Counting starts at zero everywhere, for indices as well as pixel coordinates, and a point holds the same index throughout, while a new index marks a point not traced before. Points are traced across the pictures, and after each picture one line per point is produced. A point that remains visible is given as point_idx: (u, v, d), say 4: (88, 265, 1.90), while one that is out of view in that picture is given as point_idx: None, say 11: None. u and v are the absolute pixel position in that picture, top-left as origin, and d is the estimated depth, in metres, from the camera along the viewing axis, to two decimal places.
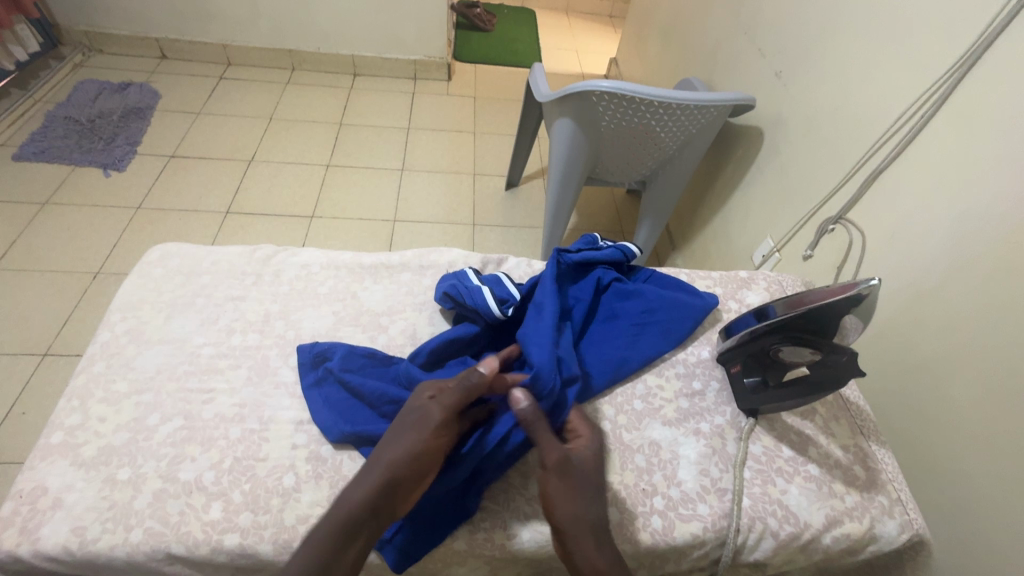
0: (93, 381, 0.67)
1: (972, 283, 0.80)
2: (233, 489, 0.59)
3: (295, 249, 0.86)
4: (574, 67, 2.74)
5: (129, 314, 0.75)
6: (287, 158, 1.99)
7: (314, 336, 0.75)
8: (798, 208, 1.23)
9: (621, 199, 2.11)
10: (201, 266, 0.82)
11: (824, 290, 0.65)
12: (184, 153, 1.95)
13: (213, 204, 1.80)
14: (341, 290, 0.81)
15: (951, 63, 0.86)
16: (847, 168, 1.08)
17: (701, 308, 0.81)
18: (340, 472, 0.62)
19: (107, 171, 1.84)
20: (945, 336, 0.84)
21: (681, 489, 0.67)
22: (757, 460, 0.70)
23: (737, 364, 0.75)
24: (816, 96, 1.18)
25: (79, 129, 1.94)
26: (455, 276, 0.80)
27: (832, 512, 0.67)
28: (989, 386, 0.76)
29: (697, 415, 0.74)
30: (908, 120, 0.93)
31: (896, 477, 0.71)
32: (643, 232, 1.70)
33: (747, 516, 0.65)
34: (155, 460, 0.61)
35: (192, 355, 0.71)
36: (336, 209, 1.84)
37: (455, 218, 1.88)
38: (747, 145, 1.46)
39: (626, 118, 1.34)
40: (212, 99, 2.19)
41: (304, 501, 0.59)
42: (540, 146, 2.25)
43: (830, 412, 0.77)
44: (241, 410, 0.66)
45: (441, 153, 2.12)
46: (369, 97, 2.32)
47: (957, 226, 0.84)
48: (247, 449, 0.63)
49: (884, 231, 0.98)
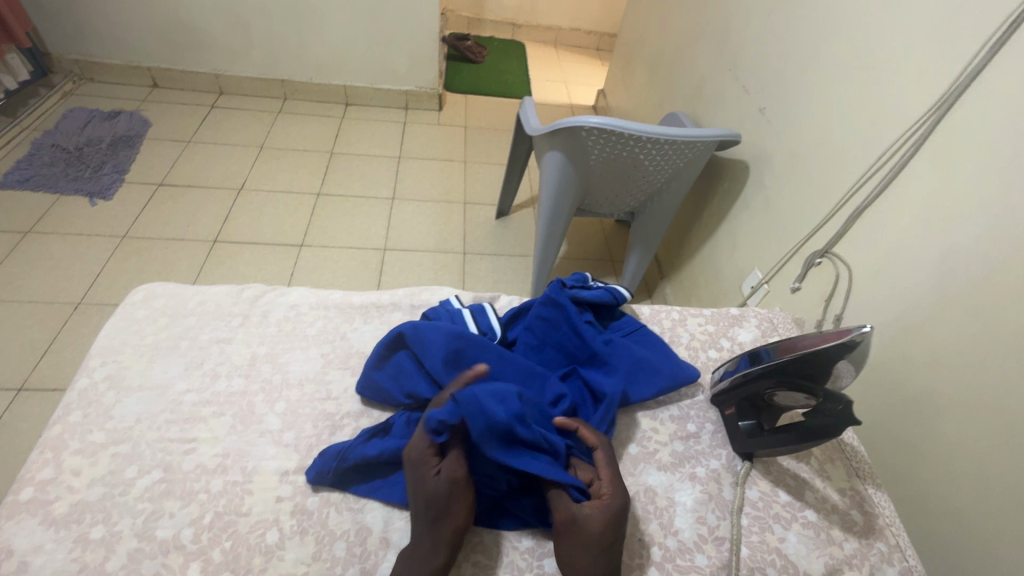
0: (68, 431, 0.65)
1: (958, 319, 0.81)
2: (213, 548, 0.57)
3: (283, 289, 0.85)
4: (563, 98, 2.79)
5: (109, 359, 0.72)
6: (276, 187, 1.99)
7: (301, 380, 0.73)
8: (785, 242, 1.24)
9: (610, 228, 2.13)
10: (186, 307, 0.80)
11: (816, 336, 0.65)
12: (173, 181, 1.94)
13: (201, 232, 1.79)
14: (330, 331, 0.80)
15: (928, 104, 0.89)
16: (832, 203, 1.09)
17: (679, 376, 0.77)
18: (326, 526, 0.60)
19: (93, 200, 1.82)
20: (933, 373, 0.84)
21: (677, 539, 0.65)
22: (754, 506, 0.69)
23: (732, 407, 0.74)
24: (800, 132, 1.21)
25: (66, 156, 1.93)
26: (441, 305, 0.81)
27: (831, 560, 0.65)
28: (978, 423, 0.76)
29: (692, 459, 0.73)
30: (890, 158, 0.96)
31: (893, 522, 0.70)
32: (632, 262, 1.71)
33: (746, 566, 0.63)
34: (132, 517, 0.58)
35: (174, 403, 0.68)
36: (325, 237, 1.84)
37: (446, 247, 1.88)
38: (733, 179, 1.49)
39: (615, 152, 1.36)
40: (203, 127, 2.19)
41: (288, 559, 0.57)
42: (530, 174, 2.28)
43: (825, 455, 0.76)
44: (223, 460, 0.64)
45: (432, 182, 2.13)
46: (360, 126, 2.34)
47: (943, 263, 0.85)
48: (229, 503, 0.60)
49: (871, 266, 0.99)
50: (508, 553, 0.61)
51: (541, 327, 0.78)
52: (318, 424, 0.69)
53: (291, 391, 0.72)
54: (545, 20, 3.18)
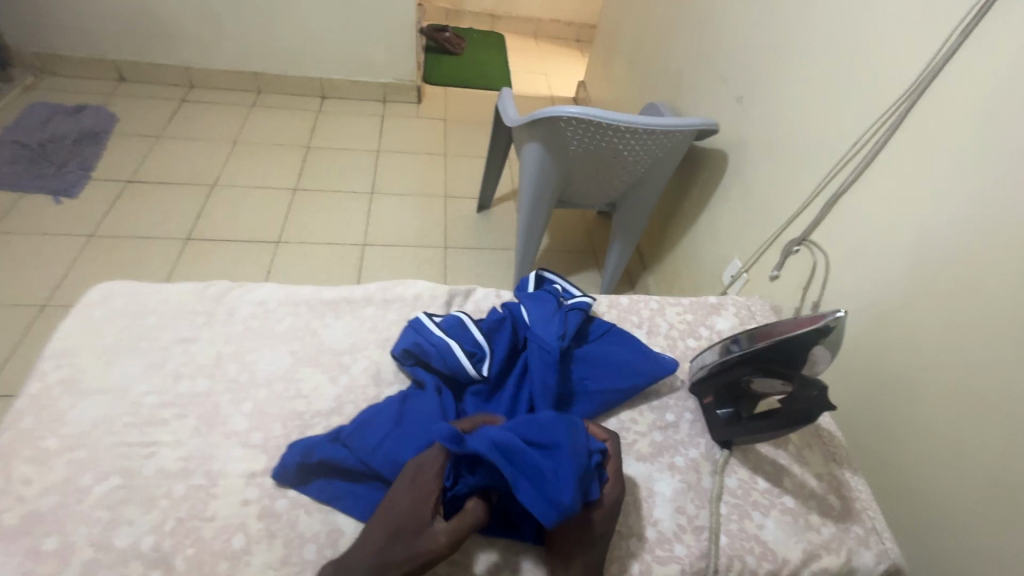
0: (18, 438, 0.61)
1: (932, 305, 0.82)
2: (176, 555, 0.55)
3: (250, 284, 0.81)
4: (543, 90, 2.77)
5: (63, 361, 0.69)
6: (251, 182, 1.94)
7: (269, 379, 0.70)
8: (764, 230, 1.24)
9: (591, 220, 2.12)
10: (146, 306, 0.76)
11: (791, 322, 0.65)
12: (143, 178, 1.88)
13: (172, 230, 1.73)
14: (300, 327, 0.77)
15: (901, 91, 0.89)
16: (809, 191, 1.09)
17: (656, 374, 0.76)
18: (296, 528, 0.58)
19: (58, 198, 1.75)
20: (908, 357, 0.85)
21: (657, 529, 0.64)
22: (733, 494, 0.68)
23: (710, 396, 0.74)
24: (777, 120, 1.21)
25: (28, 153, 1.85)
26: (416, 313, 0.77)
27: (809, 545, 0.65)
28: (953, 407, 0.77)
29: (671, 449, 0.72)
30: (865, 145, 0.96)
31: (870, 505, 0.71)
32: (613, 255, 1.71)
33: (725, 555, 0.63)
34: (88, 526, 0.56)
35: (134, 405, 0.66)
36: (303, 233, 1.80)
37: (426, 241, 1.86)
38: (712, 169, 1.49)
39: (594, 142, 1.36)
40: (174, 122, 2.12)
41: (255, 564, 0.55)
42: (511, 167, 2.25)
43: (803, 440, 0.76)
44: (187, 464, 0.61)
45: (412, 175, 2.10)
46: (337, 119, 2.30)
47: (915, 249, 0.86)
48: (192, 508, 0.58)
49: (846, 252, 1.00)
50: (485, 552, 0.60)
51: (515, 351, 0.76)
52: (287, 423, 0.66)
53: (259, 391, 0.69)
54: (524, 11, 3.15)
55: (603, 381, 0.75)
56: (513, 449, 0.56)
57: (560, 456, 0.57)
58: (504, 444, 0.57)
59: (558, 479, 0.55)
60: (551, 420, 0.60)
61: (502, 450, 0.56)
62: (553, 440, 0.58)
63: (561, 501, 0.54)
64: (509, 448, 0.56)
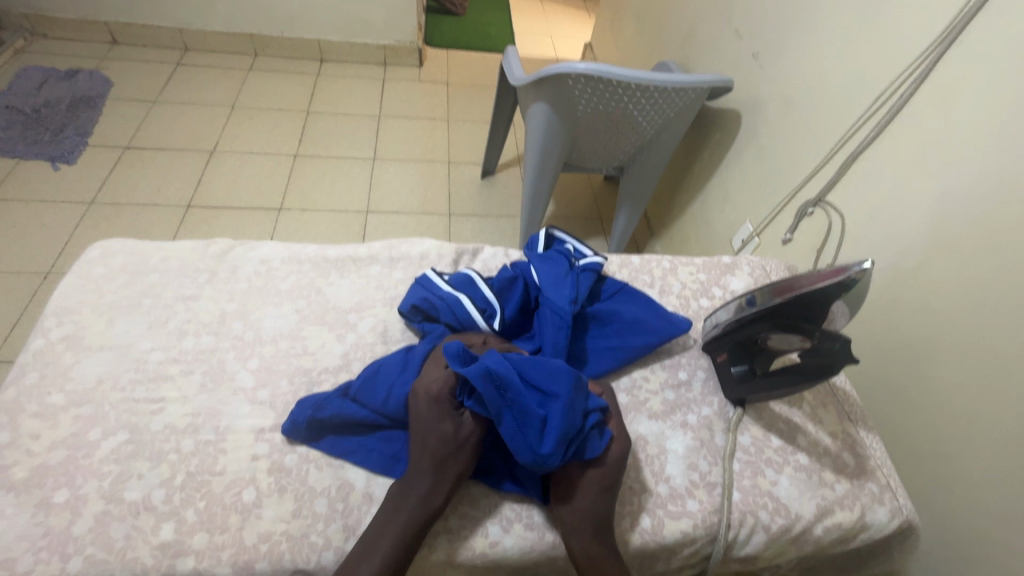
0: (24, 394, 0.61)
1: (953, 264, 0.79)
2: (187, 508, 0.54)
3: (252, 243, 0.79)
4: (548, 52, 2.68)
5: (66, 318, 0.67)
6: (251, 148, 1.90)
7: (274, 337, 0.69)
8: (778, 191, 1.21)
9: (598, 185, 2.07)
10: (147, 264, 0.75)
11: (813, 275, 0.62)
12: (141, 144, 1.84)
13: (173, 197, 1.70)
14: (304, 286, 0.75)
15: (929, 40, 0.84)
16: (827, 149, 1.05)
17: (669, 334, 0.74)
18: (306, 482, 0.58)
19: (55, 165, 1.72)
20: (926, 318, 0.82)
21: (669, 485, 0.64)
22: (746, 451, 0.68)
23: (724, 353, 0.72)
24: (795, 75, 1.16)
25: (22, 119, 1.81)
26: (423, 277, 0.74)
27: (823, 501, 0.65)
28: (970, 367, 0.75)
29: (683, 406, 0.71)
30: (888, 100, 0.91)
31: (884, 463, 0.70)
32: (621, 220, 1.67)
33: (737, 511, 0.62)
34: (97, 480, 0.55)
35: (139, 362, 0.65)
36: (305, 200, 1.77)
37: (430, 208, 1.82)
38: (725, 130, 1.44)
39: (603, 101, 1.31)
40: (169, 86, 2.06)
41: (266, 517, 0.55)
42: (516, 131, 2.20)
43: (817, 399, 0.75)
44: (194, 419, 0.61)
45: (415, 141, 2.05)
46: (337, 83, 2.23)
47: (937, 207, 0.83)
48: (201, 463, 0.58)
49: (865, 212, 0.96)
50: (496, 506, 0.60)
51: (526, 311, 0.74)
52: (294, 380, 0.65)
53: (264, 348, 0.68)
54: None
55: (614, 339, 0.74)
56: (509, 385, 0.56)
57: (554, 406, 0.56)
58: (502, 378, 0.56)
59: (542, 427, 0.55)
60: (558, 368, 0.58)
61: (498, 384, 0.56)
62: (552, 389, 0.57)
63: (539, 448, 0.54)
64: (506, 385, 0.56)
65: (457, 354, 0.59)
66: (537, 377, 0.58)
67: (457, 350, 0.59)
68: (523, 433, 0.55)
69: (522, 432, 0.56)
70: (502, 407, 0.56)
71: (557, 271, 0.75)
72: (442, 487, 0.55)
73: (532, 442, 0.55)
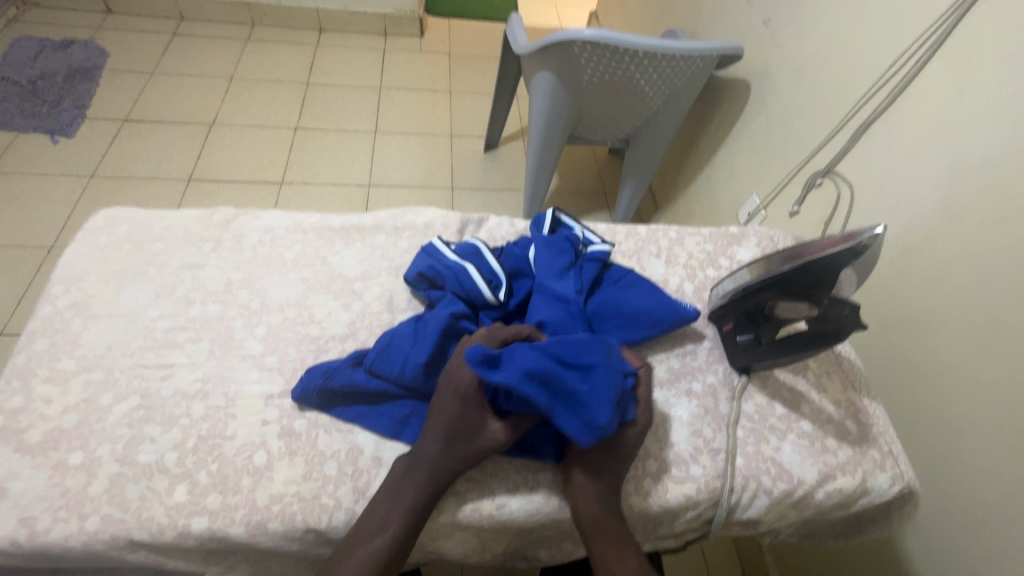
0: (34, 359, 0.61)
1: (963, 236, 0.78)
2: (199, 471, 0.55)
3: (256, 211, 0.79)
4: (553, 21, 2.61)
5: (72, 286, 0.68)
6: (251, 121, 1.87)
7: (280, 305, 0.69)
8: (787, 162, 1.18)
9: (603, 158, 2.04)
10: (151, 233, 0.74)
11: (824, 242, 0.61)
12: (140, 117, 1.81)
13: (174, 171, 1.69)
14: (309, 255, 0.75)
15: (947, 2, 0.81)
16: (839, 118, 1.03)
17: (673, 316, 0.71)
18: (316, 447, 0.58)
19: (55, 138, 1.70)
20: (931, 290, 0.82)
21: (673, 451, 0.65)
22: (751, 419, 0.68)
23: (730, 322, 0.71)
24: (808, 42, 1.13)
25: (19, 91, 1.78)
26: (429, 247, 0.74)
27: (825, 467, 0.66)
28: (976, 339, 0.75)
29: (688, 374, 0.72)
30: (903, 66, 0.89)
31: (887, 430, 0.71)
32: (626, 193, 1.65)
33: (740, 476, 0.63)
34: (111, 443, 0.56)
35: (147, 329, 0.65)
36: (306, 174, 1.75)
37: (433, 182, 1.81)
38: (733, 100, 1.41)
39: (610, 69, 1.28)
40: (166, 57, 2.02)
41: (278, 479, 0.56)
42: (519, 103, 2.15)
43: (822, 368, 0.75)
44: (204, 385, 0.61)
45: (416, 113, 2.01)
46: (337, 53, 2.18)
47: (949, 177, 0.81)
48: (212, 427, 0.58)
49: (874, 182, 0.95)
50: (503, 470, 0.60)
51: None
52: (301, 348, 0.66)
53: (271, 316, 0.68)
54: None
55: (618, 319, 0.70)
56: (547, 376, 0.52)
57: (597, 377, 0.52)
58: (535, 373, 0.52)
59: (593, 402, 0.52)
60: (586, 339, 0.54)
61: (533, 380, 0.52)
62: (589, 360, 0.53)
63: (599, 424, 0.51)
64: (543, 375, 0.52)
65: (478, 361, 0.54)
66: (569, 353, 0.53)
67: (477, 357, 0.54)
68: (576, 413, 0.52)
69: (576, 412, 0.52)
70: (546, 396, 0.52)
71: (566, 240, 0.75)
72: (452, 461, 0.55)
73: (588, 420, 0.52)
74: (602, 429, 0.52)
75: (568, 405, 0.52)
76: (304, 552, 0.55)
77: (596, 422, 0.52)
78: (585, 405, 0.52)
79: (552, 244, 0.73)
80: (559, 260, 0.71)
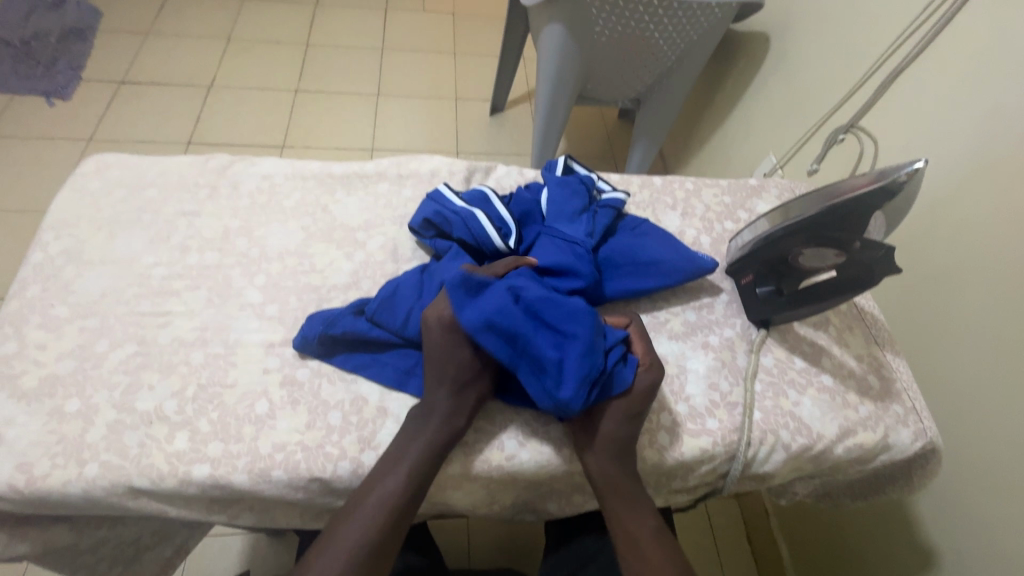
0: (28, 306, 0.59)
1: (997, 185, 0.73)
2: (199, 418, 0.54)
3: (254, 158, 0.75)
4: None
5: (64, 233, 0.65)
6: (250, 83, 1.81)
7: (280, 254, 0.66)
8: (807, 117, 1.13)
9: (613, 121, 1.97)
10: (145, 179, 0.71)
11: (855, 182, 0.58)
12: (136, 78, 1.76)
13: (173, 134, 1.65)
14: (310, 203, 0.72)
15: None
16: (867, 66, 0.97)
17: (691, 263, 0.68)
18: (319, 396, 0.56)
19: (50, 100, 1.66)
20: (957, 247, 0.77)
21: (688, 405, 0.62)
22: (769, 372, 0.66)
23: (749, 275, 0.68)
24: None
25: (12, 51, 1.73)
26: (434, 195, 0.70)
27: (846, 422, 0.63)
28: (1005, 294, 0.70)
29: (705, 328, 0.69)
30: (941, 4, 0.82)
31: (911, 386, 0.68)
32: (636, 155, 1.58)
33: (758, 430, 0.61)
34: (108, 390, 0.54)
35: (142, 277, 0.62)
36: (308, 137, 1.71)
37: (438, 146, 1.76)
38: (752, 53, 1.34)
39: (622, 20, 1.22)
40: (162, 16, 1.95)
41: (280, 428, 0.54)
42: (527, 63, 2.08)
43: (844, 323, 0.72)
44: (203, 333, 0.59)
45: (420, 75, 1.95)
46: (337, 13, 2.10)
47: (985, 123, 0.76)
48: (212, 375, 0.56)
49: (901, 134, 0.89)
50: (511, 421, 0.58)
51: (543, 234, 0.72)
52: (303, 297, 0.63)
53: (270, 265, 0.65)
54: None
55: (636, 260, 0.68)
56: (521, 329, 0.52)
57: (572, 348, 0.52)
58: (507, 324, 0.52)
59: (559, 371, 0.52)
60: (577, 308, 0.54)
61: (504, 328, 0.52)
62: (570, 329, 0.53)
63: (556, 395, 0.52)
64: (516, 328, 0.52)
65: (458, 286, 0.54)
66: (551, 316, 0.53)
67: (458, 282, 0.54)
68: (540, 375, 0.52)
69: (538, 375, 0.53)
70: (513, 351, 0.53)
71: (579, 184, 0.71)
72: (464, 407, 0.54)
73: (547, 386, 0.52)
74: (558, 400, 0.52)
75: (533, 366, 0.53)
76: (310, 501, 0.54)
77: (555, 392, 0.52)
78: (550, 371, 0.52)
79: (565, 187, 0.70)
80: (570, 206, 0.68)
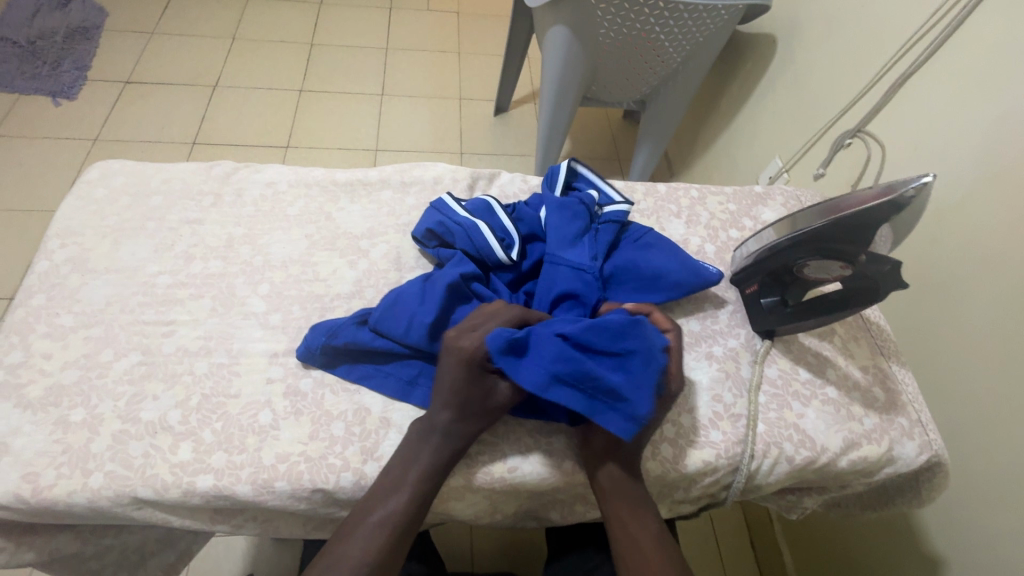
0: (33, 314, 0.59)
1: (1006, 195, 0.72)
2: (203, 429, 0.54)
3: (257, 165, 0.75)
4: None
5: (70, 241, 0.65)
6: (254, 83, 1.81)
7: (284, 262, 0.67)
8: (814, 121, 1.12)
9: (617, 122, 1.97)
10: (149, 187, 0.71)
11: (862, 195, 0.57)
12: (141, 79, 1.76)
13: (177, 135, 1.65)
14: (313, 211, 0.72)
15: None
16: (874, 71, 0.96)
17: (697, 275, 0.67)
18: (322, 407, 0.57)
19: (56, 100, 1.66)
20: (966, 255, 0.76)
21: (692, 416, 0.62)
22: (773, 384, 0.65)
23: (754, 285, 0.68)
24: None
25: (18, 52, 1.73)
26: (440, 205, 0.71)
27: (850, 435, 0.63)
28: (1013, 306, 0.70)
29: (709, 338, 0.68)
30: (951, 9, 0.81)
31: (916, 398, 0.67)
32: (641, 157, 1.58)
33: (762, 442, 0.61)
34: (112, 400, 0.55)
35: (147, 285, 0.63)
36: (312, 138, 1.70)
37: (442, 147, 1.76)
38: (758, 56, 1.32)
39: (628, 23, 1.21)
40: (166, 16, 1.95)
41: (284, 438, 0.54)
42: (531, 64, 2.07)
43: (849, 333, 0.72)
44: (206, 342, 0.59)
45: (424, 75, 1.94)
46: (341, 13, 2.09)
47: (994, 133, 0.75)
48: (216, 385, 0.57)
49: (909, 140, 0.89)
50: (515, 433, 0.58)
51: None
52: (306, 306, 0.63)
53: (274, 274, 0.66)
54: None
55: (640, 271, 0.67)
56: (580, 366, 0.50)
57: (633, 365, 0.51)
58: (568, 368, 0.50)
59: (631, 393, 0.50)
60: (620, 323, 0.52)
61: (567, 376, 0.50)
62: (623, 347, 0.51)
63: (639, 416, 0.50)
64: (574, 365, 0.50)
65: (504, 352, 0.51)
66: (602, 341, 0.51)
67: (503, 348, 0.51)
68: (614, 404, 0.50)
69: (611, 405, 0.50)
70: (582, 390, 0.50)
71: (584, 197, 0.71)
72: (465, 422, 0.54)
73: (626, 410, 0.50)
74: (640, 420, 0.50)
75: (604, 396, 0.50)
76: (313, 511, 0.54)
77: (634, 413, 0.50)
78: (622, 395, 0.50)
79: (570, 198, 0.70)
80: (576, 217, 0.67)
